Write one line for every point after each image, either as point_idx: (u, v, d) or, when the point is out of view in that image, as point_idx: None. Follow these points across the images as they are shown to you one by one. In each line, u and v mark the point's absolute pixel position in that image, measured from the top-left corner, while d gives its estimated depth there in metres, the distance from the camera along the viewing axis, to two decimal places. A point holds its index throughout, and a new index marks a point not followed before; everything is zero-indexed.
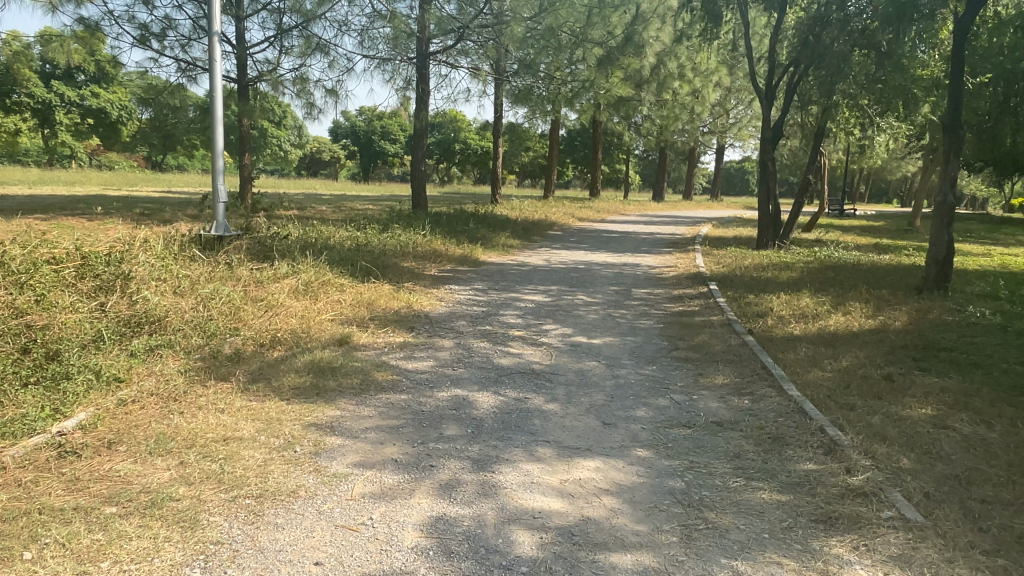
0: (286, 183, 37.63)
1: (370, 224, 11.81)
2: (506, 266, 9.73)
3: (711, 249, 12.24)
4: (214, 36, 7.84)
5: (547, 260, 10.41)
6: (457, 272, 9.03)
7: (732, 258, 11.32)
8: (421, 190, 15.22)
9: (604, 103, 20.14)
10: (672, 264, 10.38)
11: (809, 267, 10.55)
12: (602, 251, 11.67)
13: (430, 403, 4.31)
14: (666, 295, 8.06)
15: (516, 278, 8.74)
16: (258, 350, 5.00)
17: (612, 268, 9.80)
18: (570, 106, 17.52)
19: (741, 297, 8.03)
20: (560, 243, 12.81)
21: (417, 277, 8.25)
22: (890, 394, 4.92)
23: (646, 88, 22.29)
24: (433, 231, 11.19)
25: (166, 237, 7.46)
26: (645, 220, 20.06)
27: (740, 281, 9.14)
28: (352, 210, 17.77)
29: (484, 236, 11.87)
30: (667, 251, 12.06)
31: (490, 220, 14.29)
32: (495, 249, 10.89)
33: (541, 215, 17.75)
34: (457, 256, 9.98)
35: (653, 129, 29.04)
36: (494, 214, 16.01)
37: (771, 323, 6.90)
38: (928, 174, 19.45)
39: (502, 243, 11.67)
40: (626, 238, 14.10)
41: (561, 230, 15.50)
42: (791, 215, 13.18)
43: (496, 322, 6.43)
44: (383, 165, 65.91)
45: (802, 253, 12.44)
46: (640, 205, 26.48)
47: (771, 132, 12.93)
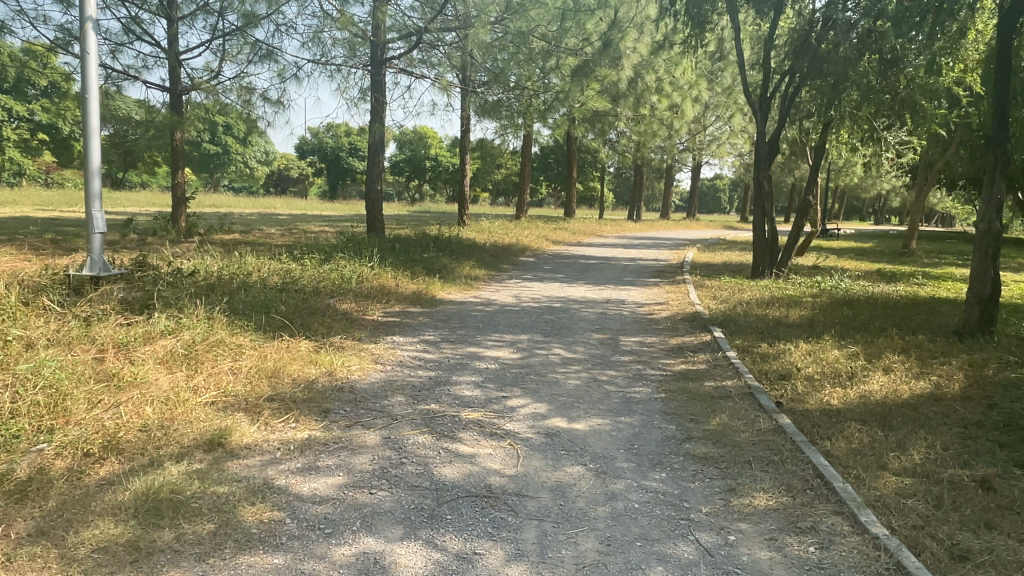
0: (246, 203, 35.66)
1: (312, 254, 10.14)
2: (468, 305, 8.14)
3: (704, 280, 10.78)
4: (89, 20, 6.19)
5: (517, 296, 8.85)
6: (406, 314, 7.41)
7: (728, 291, 9.87)
8: (377, 212, 13.60)
9: (579, 117, 18.72)
10: (663, 300, 8.87)
11: (819, 303, 9.14)
12: (582, 284, 10.13)
13: (315, 572, 2.66)
14: (663, 346, 6.52)
15: (477, 322, 7.14)
16: (75, 471, 3.36)
17: (592, 306, 8.26)
18: (543, 119, 16.06)
19: (753, 348, 6.54)
20: (533, 273, 11.25)
21: (354, 324, 6.62)
22: (1007, 520, 3.38)
23: (623, 101, 20.98)
24: (383, 262, 9.56)
25: (18, 282, 5.74)
26: (625, 242, 18.66)
27: (746, 323, 7.66)
28: (304, 235, 16.05)
29: (444, 267, 10.28)
30: (654, 282, 10.57)
31: (454, 246, 12.69)
32: (456, 283, 9.29)
33: (512, 238, 16.21)
34: (409, 292, 8.37)
35: (629, 145, 27.82)
36: (460, 238, 14.44)
37: (800, 387, 5.39)
38: (922, 193, 18.36)
39: (464, 275, 10.08)
40: (606, 266, 12.60)
41: (534, 257, 13.95)
42: (790, 240, 11.79)
43: (445, 396, 4.78)
44: (351, 182, 64.04)
45: (805, 283, 11.03)
46: (617, 225, 25.07)
47: (766, 147, 11.50)
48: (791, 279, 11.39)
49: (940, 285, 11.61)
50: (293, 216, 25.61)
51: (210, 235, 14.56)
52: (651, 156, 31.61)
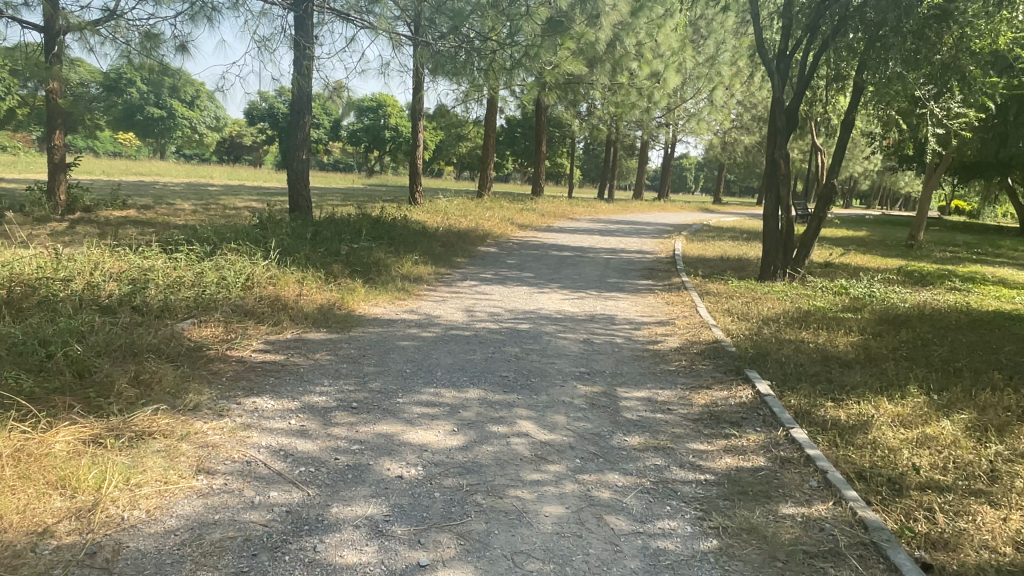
0: (185, 173, 32.38)
1: (195, 243, 7.58)
2: (396, 326, 5.72)
3: (707, 284, 8.57)
4: None
5: (468, 310, 6.45)
6: (297, 346, 4.96)
7: (743, 302, 7.64)
8: (303, 188, 11.07)
9: (550, 81, 16.22)
10: (665, 318, 6.58)
11: (865, 322, 6.98)
12: (555, 290, 7.77)
13: None
14: (687, 410, 4.21)
15: (402, 362, 4.73)
16: None
17: (571, 331, 5.92)
18: (509, 81, 13.58)
19: (821, 418, 4.28)
20: (492, 271, 8.85)
21: (196, 375, 4.16)
22: None
23: (599, 67, 18.55)
24: (289, 258, 7.05)
25: None
26: (601, 227, 16.39)
27: (788, 362, 5.43)
28: (221, 213, 13.36)
29: (373, 264, 7.83)
30: (647, 287, 8.28)
31: (396, 232, 10.22)
32: (385, 289, 6.85)
33: (471, 221, 13.76)
34: (314, 305, 5.92)
35: (604, 119, 25.51)
36: (407, 222, 12.00)
37: (934, 516, 3.15)
38: (930, 177, 16.39)
39: (401, 277, 7.63)
40: (584, 261, 10.28)
41: (496, 246, 11.55)
42: (808, 234, 9.52)
43: (301, 571, 2.39)
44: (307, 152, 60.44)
45: (830, 288, 8.87)
46: (589, 206, 22.75)
47: (785, 118, 9.20)
48: (812, 283, 9.21)
49: (985, 291, 9.61)
50: (226, 189, 22.68)
51: (97, 214, 11.78)
52: (625, 130, 29.30)
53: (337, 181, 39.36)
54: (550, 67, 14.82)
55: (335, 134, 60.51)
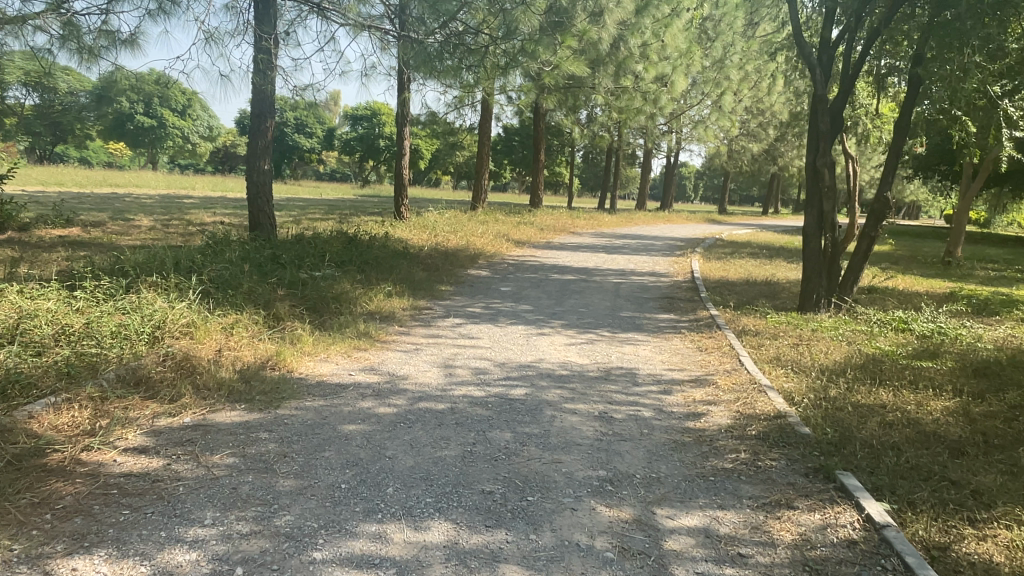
0: (168, 184, 31.02)
1: (110, 275, 6.08)
2: (345, 395, 4.21)
3: (741, 319, 7.11)
4: None
5: (446, 365, 4.94)
6: (192, 441, 3.47)
7: (791, 347, 6.17)
8: (265, 203, 9.56)
9: (549, 83, 14.80)
10: (702, 374, 5.06)
11: (953, 376, 5.50)
12: (559, 331, 6.26)
13: None
14: (771, 560, 2.71)
15: (338, 467, 3.22)
16: None
17: (582, 399, 4.41)
18: (504, 82, 12.16)
19: (974, 564, 2.79)
20: (482, 304, 7.35)
21: (0, 510, 2.67)
22: None
23: (602, 69, 17.12)
24: (220, 300, 5.53)
25: None
26: (605, 242, 14.92)
27: (882, 448, 3.95)
28: (180, 230, 11.87)
29: (333, 299, 6.33)
30: (670, 324, 6.79)
31: (370, 255, 8.73)
32: (341, 335, 5.34)
33: (461, 238, 12.28)
34: (236, 367, 4.42)
35: (606, 125, 24.08)
36: (387, 241, 10.50)
37: None
38: (967, 188, 14.95)
39: (366, 316, 6.12)
40: (590, 288, 8.77)
41: (489, 269, 10.06)
42: (858, 257, 8.03)
43: None
44: (299, 161, 59.07)
45: (889, 323, 7.37)
46: (591, 217, 21.29)
47: (829, 121, 7.75)
48: (864, 316, 7.70)
49: None
50: (203, 201, 21.21)
51: (32, 233, 10.31)
52: (628, 137, 27.92)
53: (329, 192, 38.01)
54: (548, 67, 13.43)
55: (329, 142, 59.20)
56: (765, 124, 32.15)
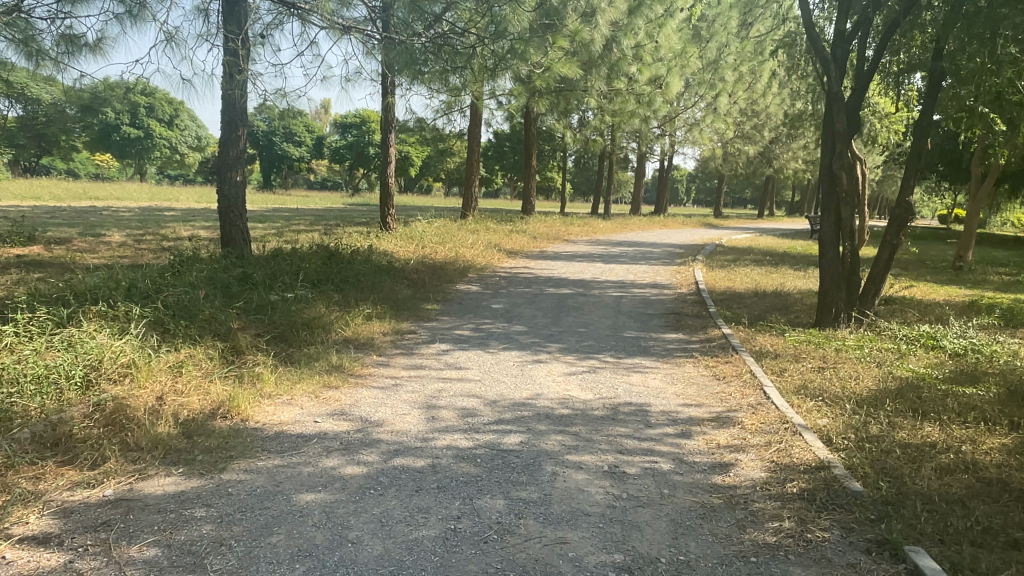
0: (151, 195, 30.28)
1: (51, 303, 5.38)
2: (307, 450, 3.54)
3: (757, 339, 6.47)
4: None
5: (428, 405, 4.27)
6: (109, 524, 2.79)
7: (817, 373, 5.53)
8: (237, 217, 8.87)
9: (540, 86, 14.18)
10: (723, 411, 4.41)
11: (1003, 405, 4.86)
12: (557, 357, 5.59)
13: None
14: None
15: (286, 561, 2.54)
16: None
17: (587, 448, 3.74)
18: (493, 86, 11.55)
19: None
20: (471, 326, 6.68)
21: None
22: None
23: (595, 71, 16.53)
24: (171, 335, 4.85)
25: None
26: (602, 251, 14.29)
27: (948, 507, 3.30)
28: (150, 245, 11.15)
29: (303, 326, 5.66)
30: (679, 345, 6.12)
31: (350, 272, 8.06)
32: (308, 371, 4.67)
33: (450, 250, 11.61)
34: (180, 418, 3.75)
35: (599, 129, 23.50)
36: (371, 254, 9.82)
37: None
38: (976, 189, 14.42)
39: (340, 346, 5.44)
40: (589, 303, 8.11)
41: (480, 283, 9.40)
42: (878, 267, 7.42)
43: None
44: (287, 170, 58.34)
45: (917, 340, 6.74)
46: (585, 224, 20.65)
47: (846, 121, 7.13)
48: (889, 331, 7.08)
49: None
50: (184, 212, 20.47)
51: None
52: (621, 141, 27.35)
53: (318, 201, 37.34)
54: (539, 69, 12.84)
55: (318, 151, 58.58)
56: (760, 126, 31.67)
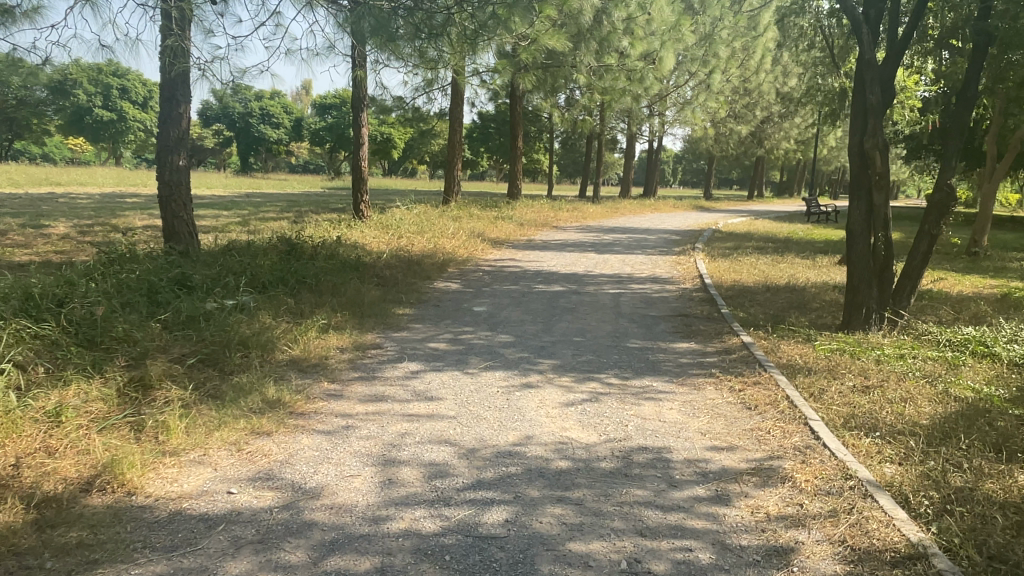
0: (117, 180, 28.77)
1: None
2: (206, 545, 2.54)
3: (782, 349, 5.51)
4: None
5: (385, 461, 3.27)
6: None
7: (861, 396, 4.58)
8: (181, 207, 7.75)
9: (526, 60, 13.07)
10: (765, 460, 3.44)
11: None
12: (550, 379, 4.59)
13: None
14: None
15: None
16: None
17: (596, 528, 2.76)
18: (475, 59, 10.48)
19: None
20: (447, 337, 5.65)
21: None
22: None
23: (585, 45, 15.42)
24: (57, 373, 3.81)
25: None
26: (594, 238, 13.27)
27: None
28: (93, 238, 9.98)
29: (237, 346, 4.63)
30: (694, 359, 5.14)
31: (309, 270, 6.99)
32: (231, 413, 3.65)
33: (429, 240, 10.54)
34: (36, 499, 2.72)
35: (588, 108, 22.39)
36: (337, 248, 8.74)
37: None
38: (991, 171, 13.54)
39: (282, 371, 4.42)
40: (584, 304, 7.10)
41: (460, 279, 8.37)
42: (915, 257, 6.48)
43: None
44: (265, 154, 56.62)
45: (965, 346, 5.82)
46: (575, 208, 19.59)
47: (880, 94, 6.14)
48: (928, 335, 6.15)
49: None
50: (146, 200, 19.14)
51: None
52: (610, 121, 26.24)
53: (296, 186, 35.92)
54: (524, 41, 11.75)
55: (297, 133, 56.91)
56: (752, 105, 30.68)
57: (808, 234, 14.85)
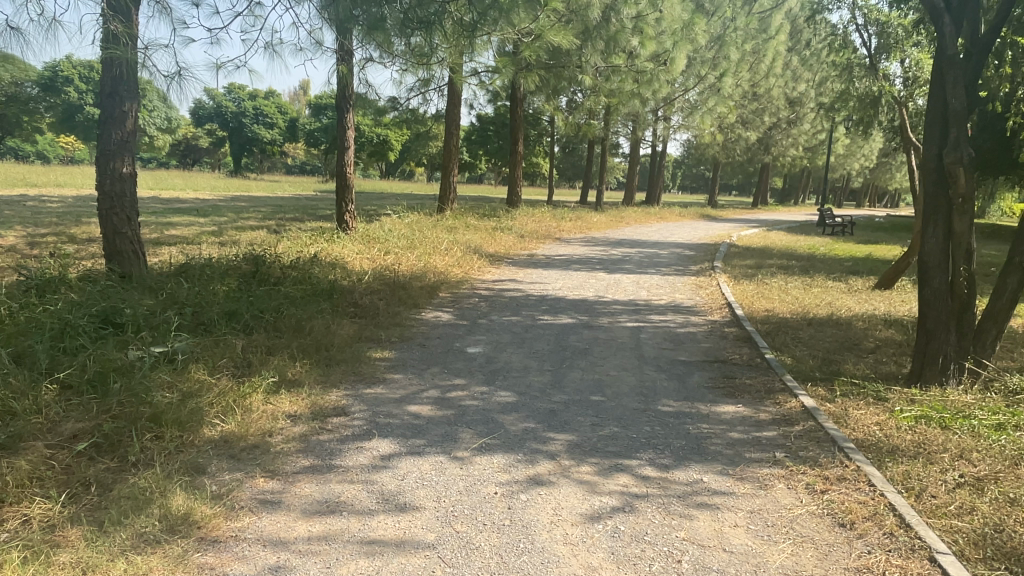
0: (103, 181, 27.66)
1: None
2: None
3: (854, 418, 4.37)
4: None
5: None
6: None
7: (981, 498, 3.42)
8: (125, 222, 6.60)
9: (529, 58, 11.95)
10: None
11: None
12: (565, 471, 3.42)
13: None
14: None
15: None
16: None
17: None
18: (473, 56, 9.36)
19: None
20: (432, 395, 4.48)
21: None
22: None
23: (592, 43, 14.32)
24: None
25: None
26: (601, 253, 12.12)
27: None
28: (38, 252, 8.79)
29: (146, 425, 3.47)
30: (749, 436, 3.98)
31: (271, 300, 5.84)
32: (105, 554, 2.50)
33: (418, 257, 9.39)
34: None
35: (592, 112, 21.29)
36: (312, 269, 7.59)
37: None
38: None
39: (200, 465, 3.26)
40: (598, 344, 5.94)
41: (452, 306, 7.21)
42: (1006, 298, 5.29)
43: None
44: (259, 154, 55.41)
45: None
46: (578, 218, 18.42)
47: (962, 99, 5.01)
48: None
49: None
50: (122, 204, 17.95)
51: None
52: (615, 126, 25.12)
53: (288, 188, 34.75)
54: (527, 38, 10.63)
55: (291, 134, 55.66)
56: (759, 111, 29.59)
57: (831, 250, 13.72)
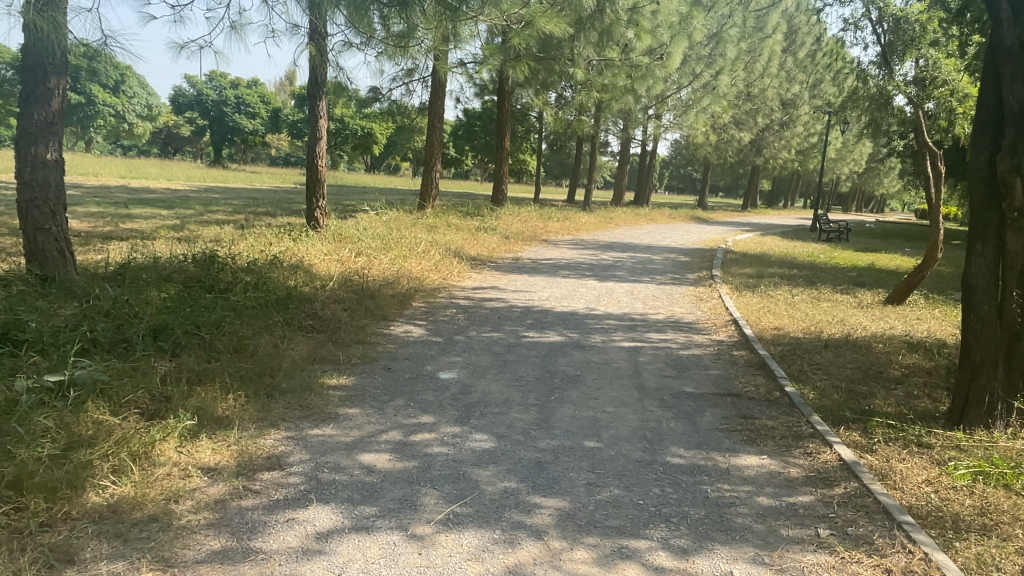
0: (73, 168, 26.56)
1: None
2: None
3: (902, 475, 3.61)
4: None
5: None
6: None
7: None
8: (51, 216, 5.73)
9: (518, 46, 11.14)
10: None
11: None
12: (554, 560, 2.62)
13: None
14: None
15: None
16: None
17: None
18: (458, 41, 8.54)
19: None
20: (391, 439, 3.67)
21: None
22: None
23: (585, 34, 13.53)
24: None
25: None
26: (591, 258, 11.34)
27: None
28: None
29: (6, 493, 2.66)
30: (781, 504, 3.22)
31: (211, 313, 5.01)
32: None
33: (393, 260, 8.56)
34: None
35: (583, 108, 20.53)
36: (269, 273, 6.74)
37: None
38: None
39: (67, 553, 2.44)
40: (591, 369, 5.16)
41: (427, 319, 6.39)
42: None
43: None
44: (241, 144, 54.13)
45: None
46: (566, 218, 17.66)
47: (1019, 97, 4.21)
48: None
49: None
50: (85, 193, 16.96)
51: None
52: (605, 124, 24.38)
53: (269, 180, 33.78)
54: (516, 25, 9.81)
55: (274, 124, 54.40)
56: (753, 112, 28.99)
57: (831, 259, 13.07)
